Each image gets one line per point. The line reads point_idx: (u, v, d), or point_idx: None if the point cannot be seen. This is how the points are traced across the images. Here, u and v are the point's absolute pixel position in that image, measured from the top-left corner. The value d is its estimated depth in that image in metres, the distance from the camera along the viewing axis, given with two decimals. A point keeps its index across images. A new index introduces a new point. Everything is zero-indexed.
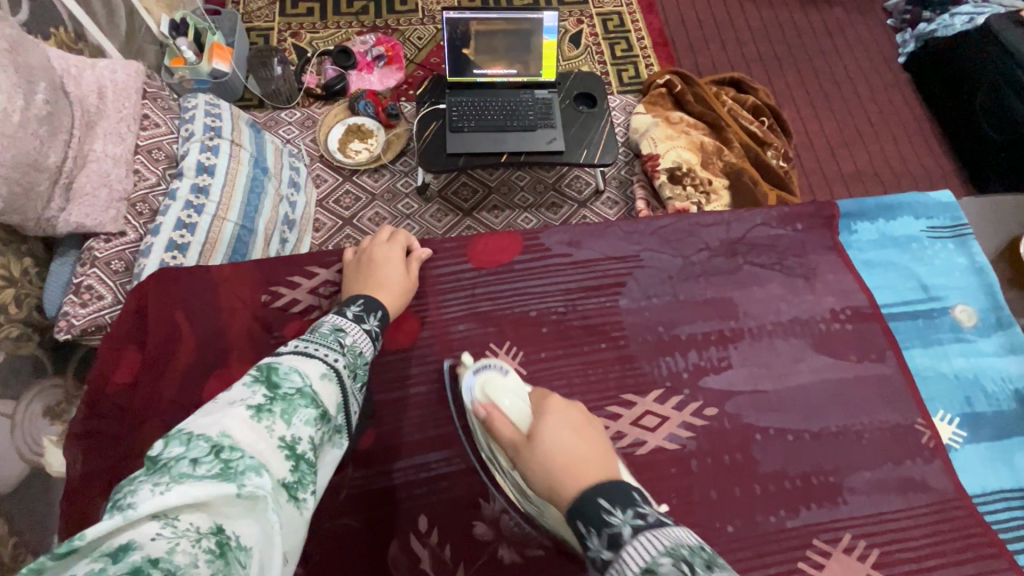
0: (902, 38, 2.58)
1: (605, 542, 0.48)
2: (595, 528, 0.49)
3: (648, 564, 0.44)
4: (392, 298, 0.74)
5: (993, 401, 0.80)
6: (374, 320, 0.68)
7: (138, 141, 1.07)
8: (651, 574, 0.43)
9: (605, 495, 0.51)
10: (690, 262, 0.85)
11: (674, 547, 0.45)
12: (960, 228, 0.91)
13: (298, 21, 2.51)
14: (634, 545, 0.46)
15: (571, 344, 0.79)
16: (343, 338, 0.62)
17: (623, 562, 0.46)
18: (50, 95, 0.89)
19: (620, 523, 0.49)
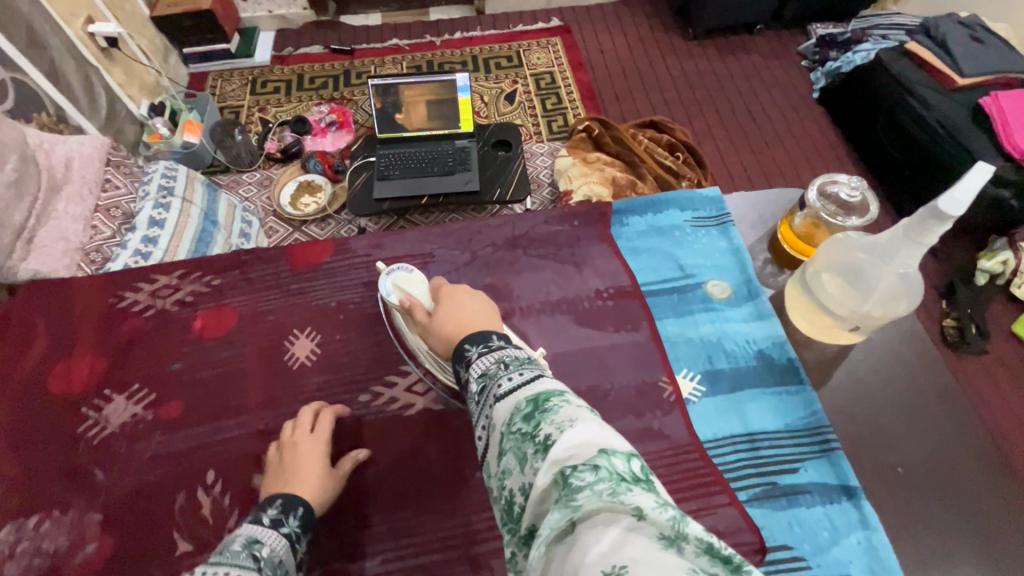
0: (815, 76, 2.79)
1: (462, 366, 0.62)
2: (458, 362, 0.63)
3: (484, 370, 0.58)
4: (315, 490, 0.73)
5: (732, 359, 0.90)
6: (293, 519, 0.68)
7: (99, 201, 1.25)
8: (484, 376, 0.57)
9: (468, 341, 0.64)
10: (476, 256, 1.00)
11: (503, 357, 0.58)
12: (723, 217, 1.04)
13: (265, 98, 2.86)
14: (477, 362, 0.60)
15: (362, 328, 0.93)
16: (259, 550, 0.61)
17: (471, 374, 0.60)
18: (20, 164, 1.13)
19: (474, 353, 0.61)
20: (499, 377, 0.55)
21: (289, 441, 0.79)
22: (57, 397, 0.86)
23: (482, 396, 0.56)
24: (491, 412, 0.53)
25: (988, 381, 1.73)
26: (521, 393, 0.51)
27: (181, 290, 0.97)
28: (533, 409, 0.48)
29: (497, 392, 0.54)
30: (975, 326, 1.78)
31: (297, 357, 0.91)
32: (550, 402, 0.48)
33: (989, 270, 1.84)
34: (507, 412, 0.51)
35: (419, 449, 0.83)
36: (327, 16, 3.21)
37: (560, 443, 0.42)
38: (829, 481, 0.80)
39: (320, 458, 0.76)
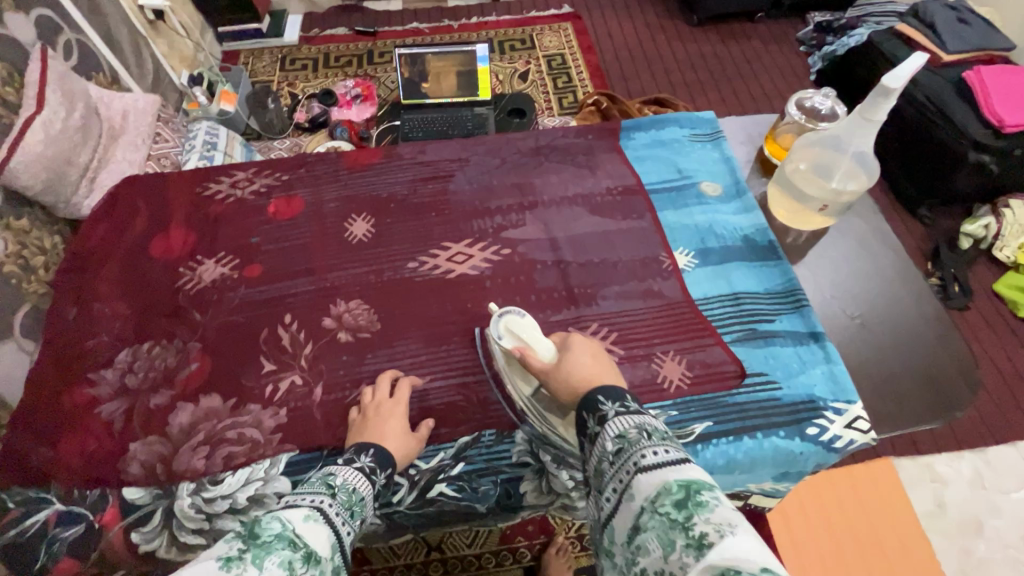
0: (812, 59, 2.96)
1: (596, 419, 0.68)
2: (591, 412, 0.70)
3: (623, 432, 0.64)
4: (397, 442, 0.81)
5: (721, 241, 1.07)
6: (366, 457, 0.75)
7: (151, 151, 1.46)
8: (623, 438, 0.63)
9: (602, 395, 0.71)
10: (505, 161, 1.18)
11: (643, 425, 0.64)
12: (717, 133, 1.21)
13: (294, 74, 3.07)
14: (615, 421, 0.66)
15: (410, 213, 1.11)
16: (333, 480, 0.68)
17: (607, 431, 0.66)
18: (85, 112, 1.27)
19: (611, 410, 0.68)
20: (642, 446, 0.61)
21: (369, 404, 0.86)
22: (159, 259, 1.04)
23: (622, 458, 0.62)
24: (632, 480, 0.59)
25: (965, 326, 1.88)
26: (666, 471, 0.57)
27: (256, 184, 1.15)
28: (685, 497, 0.54)
29: (640, 462, 0.60)
30: (958, 285, 1.94)
31: (356, 233, 1.08)
32: (702, 495, 0.53)
33: (973, 235, 1.99)
34: (652, 488, 0.56)
35: (459, 302, 1.01)
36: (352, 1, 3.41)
37: (717, 549, 0.48)
38: (799, 329, 0.97)
39: (401, 416, 0.83)
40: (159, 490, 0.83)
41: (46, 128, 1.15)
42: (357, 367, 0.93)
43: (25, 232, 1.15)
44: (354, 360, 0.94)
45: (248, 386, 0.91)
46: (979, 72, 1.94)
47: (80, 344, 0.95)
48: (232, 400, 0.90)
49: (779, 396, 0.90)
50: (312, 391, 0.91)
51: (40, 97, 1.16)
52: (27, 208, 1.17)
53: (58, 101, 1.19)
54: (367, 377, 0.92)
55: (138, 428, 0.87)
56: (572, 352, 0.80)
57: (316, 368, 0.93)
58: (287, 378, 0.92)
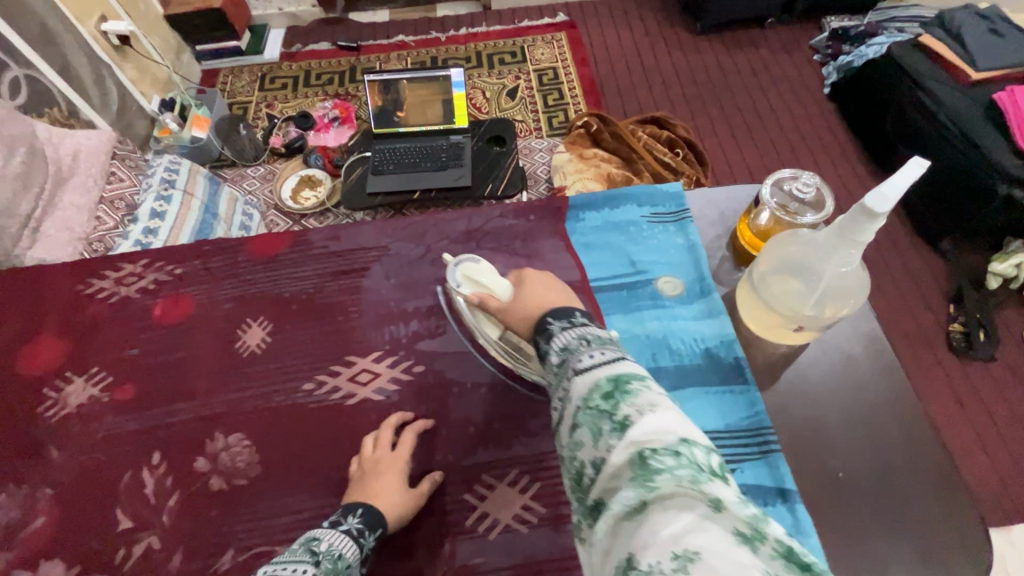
0: (827, 71, 2.69)
1: (543, 338, 0.64)
2: (540, 331, 0.66)
3: (565, 344, 0.61)
4: (392, 500, 0.75)
5: (676, 357, 0.89)
6: (353, 518, 0.72)
7: (103, 193, 1.30)
8: (565, 350, 0.60)
9: (551, 316, 0.66)
10: (430, 250, 1.01)
11: (585, 333, 0.61)
12: (681, 212, 1.02)
13: (273, 93, 2.91)
14: (560, 336, 0.62)
15: (313, 319, 0.95)
16: (317, 546, 0.67)
17: (551, 346, 0.63)
18: (28, 156, 1.20)
19: (556, 326, 0.64)
20: (581, 352, 0.58)
21: (367, 456, 0.80)
22: (24, 376, 0.91)
23: (562, 368, 0.59)
24: (569, 384, 0.56)
25: (995, 389, 1.62)
26: (601, 370, 0.55)
27: (144, 279, 1.00)
28: (615, 388, 0.52)
29: (577, 366, 0.57)
30: (983, 332, 1.68)
31: (248, 345, 0.93)
32: (631, 385, 0.52)
33: (1001, 274, 1.73)
34: (586, 386, 0.54)
35: (355, 437, 0.85)
36: (335, 12, 3.24)
37: (640, 427, 0.47)
38: (764, 483, 0.78)
39: (399, 473, 0.77)
40: None
41: None
42: (224, 526, 0.78)
43: None
44: (224, 516, 0.79)
45: (98, 547, 0.77)
46: (1013, 93, 1.69)
47: None
48: (77, 567, 0.76)
49: None
50: (171, 558, 0.76)
51: None
52: None
53: None
54: (235, 540, 0.77)
55: None
56: (524, 284, 0.75)
57: (180, 526, 0.78)
58: (144, 540, 0.78)
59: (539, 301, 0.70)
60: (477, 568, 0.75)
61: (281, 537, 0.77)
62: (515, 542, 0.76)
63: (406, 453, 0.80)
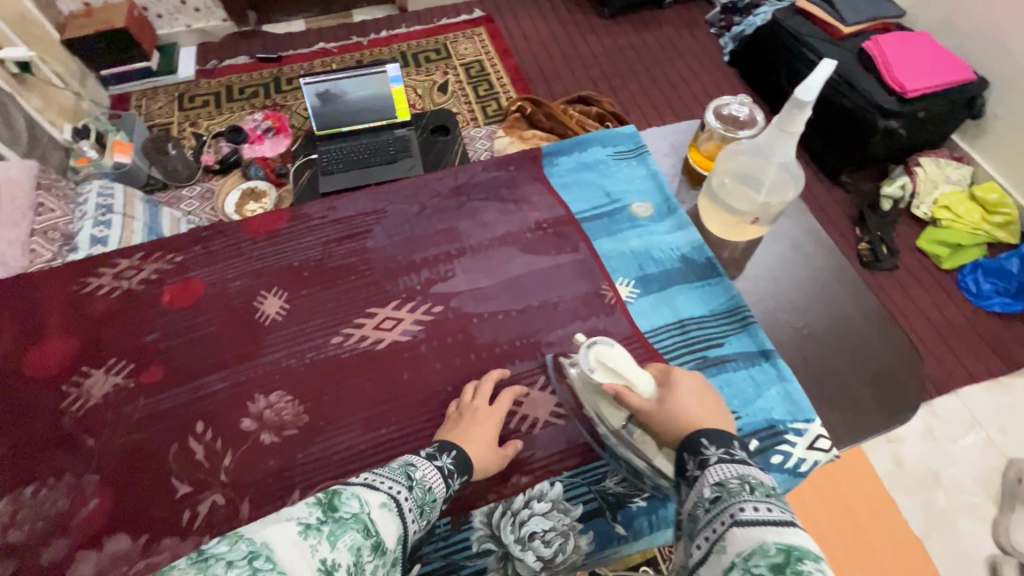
0: (723, 41, 3.01)
1: (697, 462, 0.63)
2: (692, 453, 0.65)
3: (722, 481, 0.58)
4: (479, 448, 0.79)
5: (660, 264, 1.03)
6: (448, 457, 0.74)
7: (34, 226, 1.21)
8: (722, 486, 0.58)
9: (705, 436, 0.66)
10: (425, 207, 1.09)
11: (748, 477, 0.58)
12: (640, 149, 1.17)
13: (195, 112, 2.80)
14: (716, 468, 0.61)
15: (327, 282, 1.00)
16: (412, 473, 0.68)
17: (706, 476, 0.60)
18: None
19: (712, 454, 0.63)
20: (742, 499, 0.54)
21: (467, 404, 0.85)
22: (36, 378, 0.90)
23: (718, 508, 0.55)
24: (725, 532, 0.52)
25: (899, 286, 1.93)
26: (765, 531, 0.50)
27: (144, 270, 1.01)
28: (783, 560, 0.46)
29: (736, 513, 0.53)
30: (885, 246, 1.99)
31: (268, 314, 0.97)
32: (803, 563, 0.45)
33: (892, 195, 2.03)
34: (748, 543, 0.49)
35: (393, 375, 0.92)
36: (249, 25, 3.15)
37: None
38: (750, 349, 0.94)
39: (491, 427, 0.82)
40: None
41: None
42: (284, 473, 0.83)
43: None
44: (283, 463, 0.84)
45: (161, 514, 0.79)
46: (877, 42, 2.01)
47: None
48: (144, 536, 0.78)
49: (739, 427, 0.86)
50: (239, 509, 0.80)
51: None
52: None
53: None
54: (299, 482, 0.83)
55: None
56: (677, 385, 0.74)
57: (240, 481, 0.82)
58: (207, 499, 0.80)
59: (691, 416, 0.70)
60: (528, 461, 0.84)
61: (343, 470, 0.84)
62: (556, 433, 0.86)
63: (501, 413, 0.84)
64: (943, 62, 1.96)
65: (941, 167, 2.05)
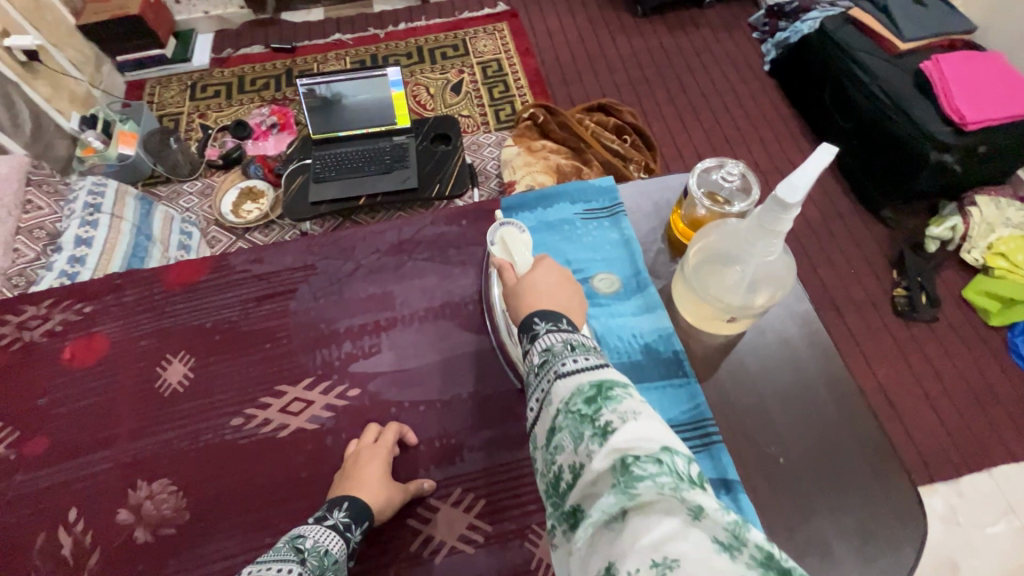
0: (766, 48, 2.73)
1: (527, 338, 0.60)
2: (523, 331, 0.61)
3: (548, 345, 0.56)
4: (379, 501, 0.74)
5: (616, 354, 0.88)
6: (340, 512, 0.71)
7: (20, 223, 1.20)
8: (548, 351, 0.56)
9: (539, 315, 0.61)
10: (360, 265, 0.97)
11: (570, 336, 0.57)
12: (614, 207, 1.02)
13: (206, 102, 2.58)
14: (544, 337, 0.58)
15: (238, 349, 0.90)
16: (302, 543, 0.66)
17: (533, 347, 0.58)
18: None
19: (540, 326, 0.60)
20: (564, 355, 0.54)
21: (360, 445, 0.80)
22: None
23: (544, 370, 0.54)
24: (550, 387, 0.52)
25: (938, 345, 1.67)
26: (584, 374, 0.51)
27: (51, 320, 0.93)
28: (596, 392, 0.48)
29: (560, 369, 0.53)
30: (925, 295, 1.73)
31: (169, 382, 0.88)
32: (614, 390, 0.48)
33: (939, 237, 1.79)
34: (568, 389, 0.50)
35: (289, 472, 0.81)
36: (267, 14, 2.91)
37: (622, 434, 0.43)
38: (709, 476, 0.78)
39: (382, 460, 0.76)
40: None
41: None
42: None
43: None
44: (153, 568, 0.75)
45: None
46: (938, 63, 1.74)
47: None
48: None
49: None
50: None
51: None
52: None
53: None
54: None
55: None
56: (541, 266, 0.71)
57: None
58: None
59: (535, 295, 0.65)
60: None
61: None
62: (462, 563, 0.74)
63: (388, 448, 0.79)
64: (1014, 90, 1.68)
65: (1000, 207, 1.76)
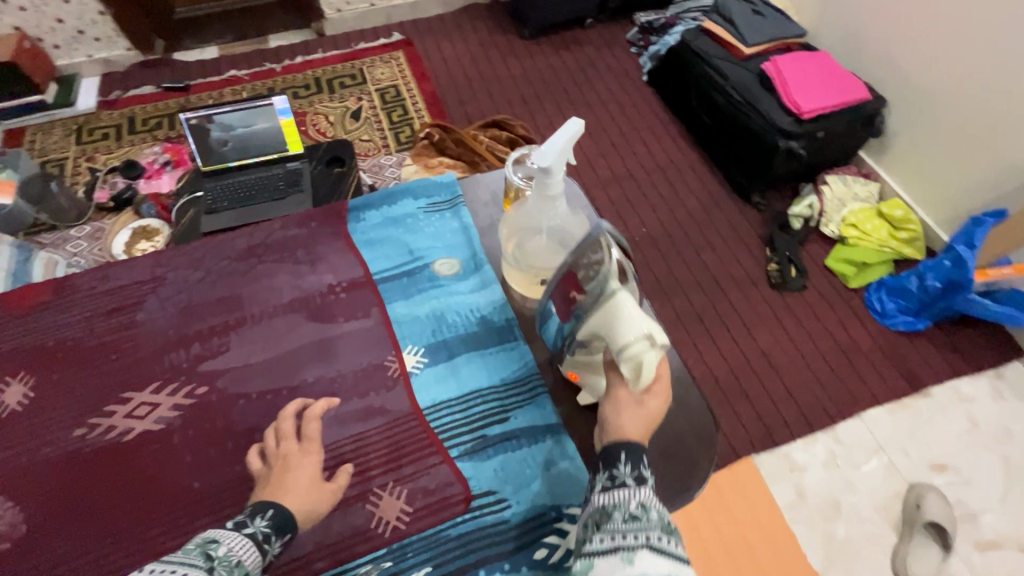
0: (643, 61, 2.94)
1: (629, 471, 0.64)
2: (627, 459, 0.65)
3: (644, 504, 0.61)
4: (302, 501, 0.73)
5: (454, 328, 0.96)
6: (261, 520, 0.68)
7: None
8: (643, 510, 0.60)
9: (631, 453, 0.66)
10: (211, 272, 1.01)
11: (663, 508, 0.61)
12: (454, 200, 1.11)
13: (94, 145, 2.37)
14: (644, 487, 0.63)
15: (81, 363, 0.91)
16: (214, 550, 0.63)
17: (633, 488, 0.62)
18: None
19: (641, 469, 0.65)
20: (658, 530, 0.58)
21: (276, 452, 0.79)
22: None
23: (637, 526, 0.58)
24: (635, 549, 0.56)
25: (809, 311, 1.76)
26: (674, 567, 0.55)
27: None
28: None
29: (653, 542, 0.57)
30: (793, 267, 1.85)
31: (9, 404, 0.88)
32: None
33: (799, 215, 1.94)
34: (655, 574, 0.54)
35: (132, 472, 0.82)
36: (156, 54, 2.67)
37: None
38: (535, 423, 0.87)
39: (314, 463, 0.77)
40: None
41: None
42: None
43: None
44: None
45: None
46: (776, 63, 1.94)
47: None
48: None
49: (507, 518, 0.79)
50: None
51: None
52: None
53: None
54: None
55: None
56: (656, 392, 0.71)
57: None
58: None
59: (636, 425, 0.69)
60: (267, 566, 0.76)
61: None
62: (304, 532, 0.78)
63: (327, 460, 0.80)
64: (841, 82, 1.88)
65: (847, 184, 1.95)
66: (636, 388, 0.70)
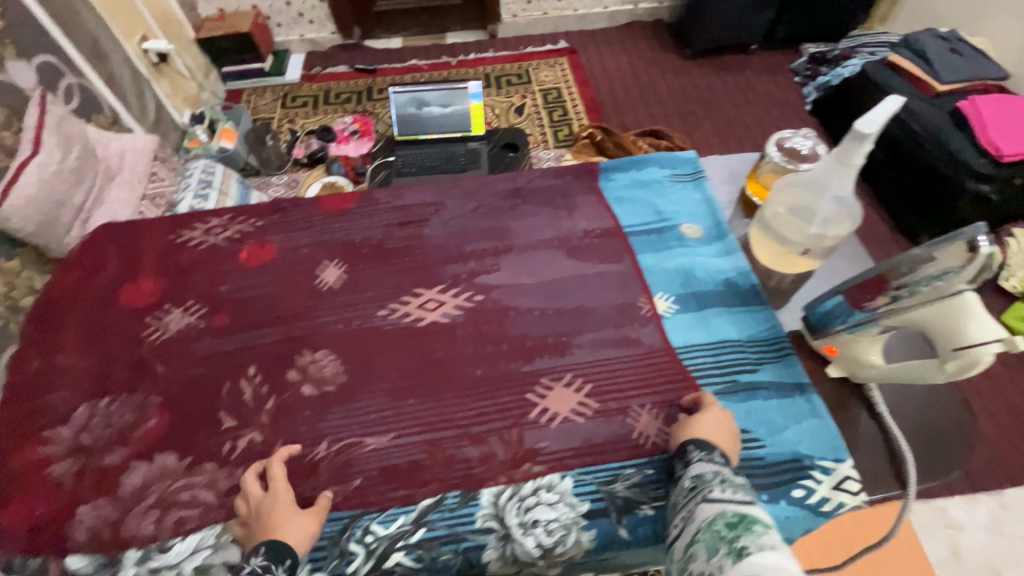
0: (808, 90, 2.53)
1: (682, 462, 0.75)
2: (681, 455, 0.77)
3: (700, 474, 0.71)
4: (291, 532, 0.74)
5: (702, 284, 1.03)
6: (256, 557, 0.69)
7: (146, 192, 1.41)
8: (699, 478, 0.70)
9: (692, 444, 0.77)
10: (482, 205, 1.16)
11: (722, 472, 0.70)
12: (697, 174, 1.19)
13: (294, 111, 2.61)
14: (696, 464, 0.73)
15: (382, 261, 1.08)
16: None
17: (688, 471, 0.73)
18: (82, 155, 1.27)
19: (695, 453, 0.75)
20: (711, 485, 0.67)
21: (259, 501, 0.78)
22: (127, 310, 1.03)
23: (694, 492, 0.68)
24: (698, 507, 0.65)
25: None
26: (728, 504, 0.63)
27: (229, 229, 1.14)
28: (739, 522, 0.59)
29: (709, 493, 0.66)
30: None
31: (327, 281, 1.06)
32: (755, 526, 0.58)
33: None
34: (713, 513, 0.62)
35: (426, 351, 0.97)
36: (352, 39, 2.93)
37: (751, 556, 0.52)
38: (785, 380, 0.91)
39: (285, 504, 0.77)
40: (105, 559, 0.79)
41: (39, 171, 1.15)
42: (319, 421, 0.90)
43: (15, 274, 1.15)
44: (316, 415, 0.90)
45: (206, 443, 0.88)
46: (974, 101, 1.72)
47: (40, 398, 0.93)
48: (189, 458, 0.86)
49: (762, 455, 0.84)
50: (272, 448, 0.87)
51: (35, 140, 1.17)
52: (19, 248, 1.17)
53: (53, 143, 1.20)
54: (329, 433, 0.88)
55: (90, 487, 0.84)
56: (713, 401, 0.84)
57: (278, 425, 0.89)
58: (245, 435, 0.88)
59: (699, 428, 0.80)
60: (542, 450, 0.86)
61: (369, 429, 0.89)
62: (574, 429, 0.87)
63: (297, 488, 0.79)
64: None
65: None
66: (954, 375, 0.75)
